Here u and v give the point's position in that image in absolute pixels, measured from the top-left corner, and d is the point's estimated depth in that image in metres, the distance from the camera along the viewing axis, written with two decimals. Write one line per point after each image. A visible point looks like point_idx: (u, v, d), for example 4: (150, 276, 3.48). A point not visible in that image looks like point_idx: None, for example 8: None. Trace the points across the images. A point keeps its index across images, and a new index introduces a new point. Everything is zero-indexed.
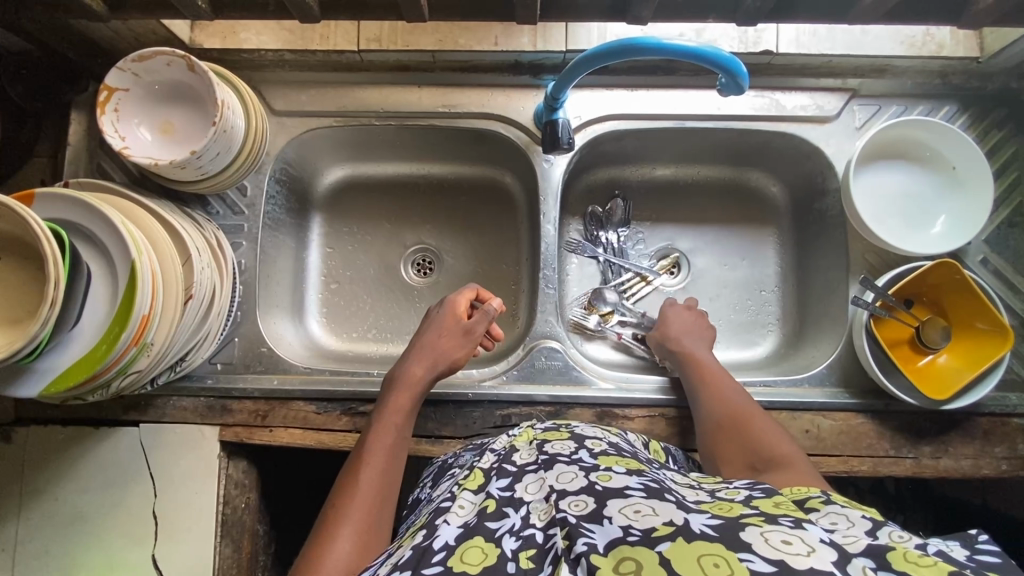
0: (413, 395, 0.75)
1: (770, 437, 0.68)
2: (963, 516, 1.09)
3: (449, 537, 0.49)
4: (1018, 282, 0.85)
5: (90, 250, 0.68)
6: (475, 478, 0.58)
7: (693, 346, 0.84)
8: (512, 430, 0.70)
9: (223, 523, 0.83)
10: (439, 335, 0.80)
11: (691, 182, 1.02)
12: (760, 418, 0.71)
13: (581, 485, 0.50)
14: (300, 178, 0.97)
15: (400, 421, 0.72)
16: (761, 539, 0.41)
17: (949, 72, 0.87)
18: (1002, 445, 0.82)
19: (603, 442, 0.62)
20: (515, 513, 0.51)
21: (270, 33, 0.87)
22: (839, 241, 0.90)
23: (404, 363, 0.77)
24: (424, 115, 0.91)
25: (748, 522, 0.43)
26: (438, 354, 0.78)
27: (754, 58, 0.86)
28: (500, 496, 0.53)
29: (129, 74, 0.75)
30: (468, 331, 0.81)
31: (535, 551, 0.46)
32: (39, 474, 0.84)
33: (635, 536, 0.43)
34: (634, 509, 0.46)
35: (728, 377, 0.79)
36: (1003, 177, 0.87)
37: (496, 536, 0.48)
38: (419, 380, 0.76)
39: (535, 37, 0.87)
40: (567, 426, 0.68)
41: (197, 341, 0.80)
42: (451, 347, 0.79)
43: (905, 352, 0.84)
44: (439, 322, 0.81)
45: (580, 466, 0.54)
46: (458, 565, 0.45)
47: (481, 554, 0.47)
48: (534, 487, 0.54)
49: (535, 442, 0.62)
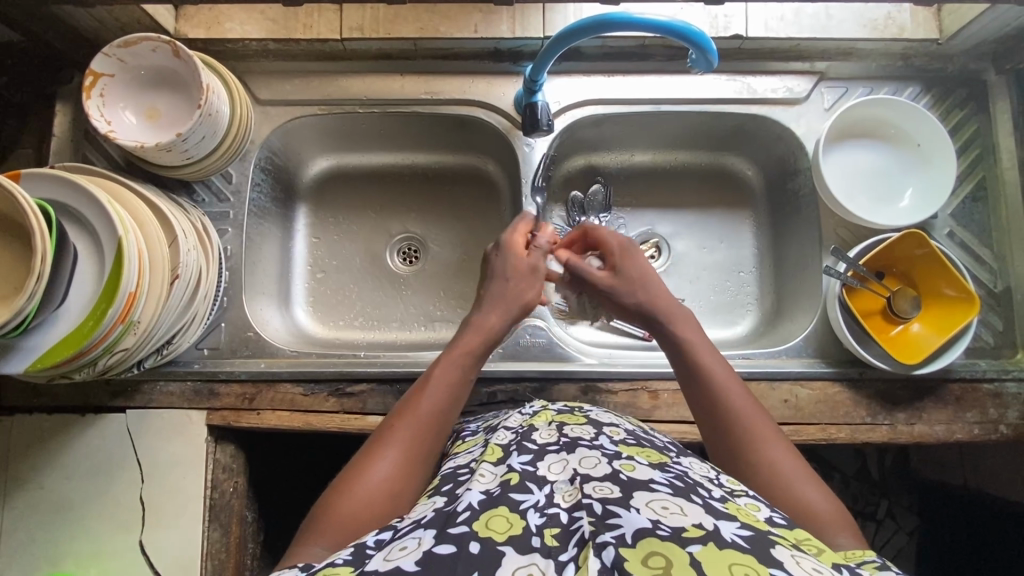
0: (486, 344, 0.69)
1: (777, 451, 0.59)
2: (944, 495, 1.11)
3: (473, 500, 0.48)
4: (983, 254, 0.89)
5: (78, 230, 0.69)
6: (494, 451, 0.56)
7: (669, 315, 0.71)
8: (526, 409, 0.67)
9: (211, 507, 0.83)
10: (509, 279, 0.73)
11: (670, 168, 1.05)
12: (766, 421, 0.61)
13: (605, 472, 0.49)
14: (285, 168, 0.99)
15: (464, 365, 0.66)
16: (793, 561, 0.41)
17: (911, 54, 0.91)
18: (973, 410, 0.84)
19: (621, 431, 0.60)
20: (539, 490, 0.49)
21: (254, 23, 0.89)
22: (811, 218, 0.93)
23: (479, 311, 0.71)
24: (406, 102, 0.93)
25: (778, 542, 0.44)
26: (513, 301, 0.72)
27: (725, 43, 0.89)
28: (523, 470, 0.51)
29: (114, 60, 0.77)
30: (537, 268, 0.75)
31: (559, 531, 0.44)
32: (25, 462, 0.83)
33: (665, 531, 0.42)
34: (662, 505, 0.45)
35: (717, 356, 0.67)
36: (966, 153, 0.91)
37: (521, 509, 0.46)
38: (491, 329, 0.69)
39: (514, 25, 0.89)
40: (581, 409, 0.66)
41: (184, 324, 0.80)
42: (523, 288, 0.73)
43: (879, 323, 0.87)
44: (507, 263, 0.74)
45: (602, 452, 0.53)
46: (484, 532, 0.44)
47: (505, 522, 0.45)
48: (557, 467, 0.52)
49: (552, 424, 0.60)
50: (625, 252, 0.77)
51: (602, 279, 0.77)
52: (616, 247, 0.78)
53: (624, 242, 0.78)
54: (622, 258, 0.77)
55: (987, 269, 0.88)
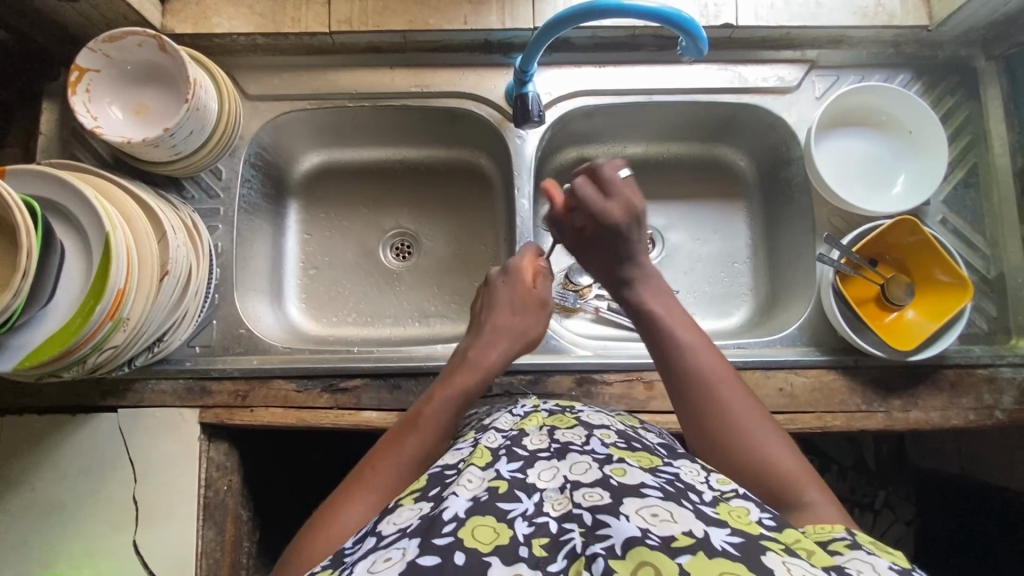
0: (482, 382, 0.67)
1: (746, 411, 0.59)
2: (941, 484, 1.11)
3: (458, 509, 0.45)
4: (975, 240, 0.89)
5: (65, 227, 0.68)
6: (482, 454, 0.53)
7: (635, 286, 0.69)
8: (516, 410, 0.64)
9: (205, 506, 0.83)
10: (515, 313, 0.74)
11: (663, 159, 1.05)
12: (729, 384, 0.60)
13: (595, 478, 0.48)
14: (276, 164, 0.98)
15: (459, 402, 0.65)
16: (784, 567, 0.40)
17: (901, 41, 0.92)
18: (969, 396, 0.84)
19: (613, 433, 0.57)
20: (528, 498, 0.47)
21: (241, 17, 0.88)
22: (804, 207, 0.93)
23: (479, 345, 0.70)
24: (397, 95, 0.93)
25: (768, 547, 0.42)
26: (514, 335, 0.72)
27: (716, 32, 0.89)
28: (512, 478, 0.49)
29: (99, 55, 0.76)
30: (543, 303, 0.76)
31: (548, 540, 0.43)
32: (16, 464, 0.82)
33: (654, 541, 0.41)
34: (652, 512, 0.43)
35: (687, 322, 0.66)
36: (958, 140, 0.91)
37: (508, 518, 0.45)
38: (488, 366, 0.68)
39: (504, 15, 0.89)
40: (573, 410, 0.63)
41: (175, 321, 0.80)
42: (524, 324, 0.74)
43: (873, 310, 0.87)
44: (514, 295, 0.75)
45: (592, 457, 0.51)
46: (469, 541, 0.43)
47: (492, 532, 0.44)
48: (548, 475, 0.50)
49: (544, 428, 0.58)
50: (596, 241, 0.70)
51: (569, 229, 0.72)
52: (600, 229, 0.69)
53: (605, 231, 0.68)
54: (598, 241, 0.70)
55: (980, 256, 0.88)
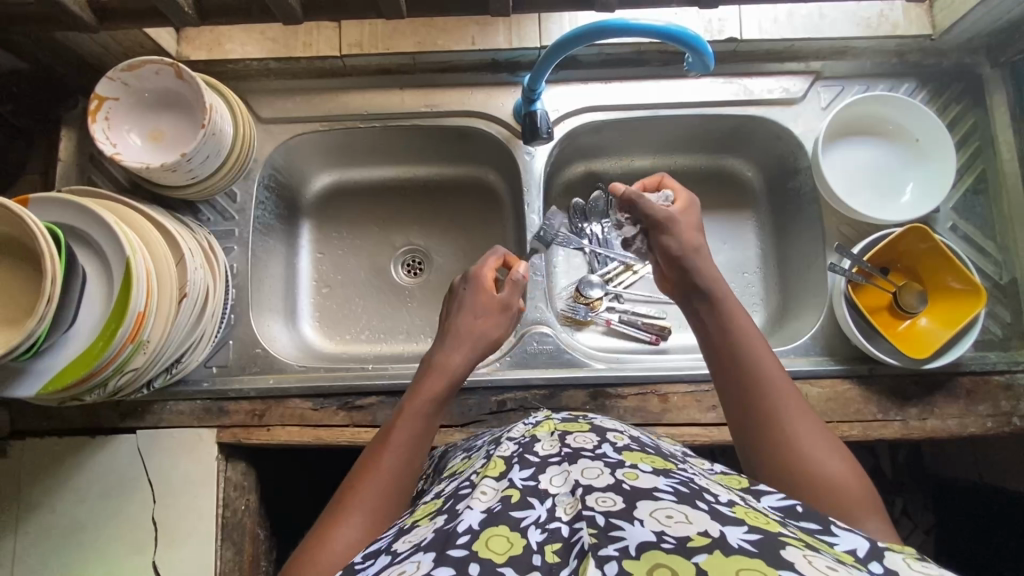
0: (449, 387, 0.68)
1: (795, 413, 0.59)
2: (959, 494, 1.09)
3: (473, 521, 0.46)
4: (986, 246, 0.89)
5: (87, 252, 0.70)
6: (497, 465, 0.53)
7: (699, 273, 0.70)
8: (528, 419, 0.64)
9: (223, 526, 0.83)
10: (477, 317, 0.73)
11: (670, 171, 1.05)
12: (779, 384, 0.60)
13: (607, 482, 0.47)
14: (289, 184, 1.00)
15: (428, 410, 0.65)
16: (804, 560, 0.39)
17: (905, 51, 0.92)
18: (986, 403, 0.84)
19: (625, 437, 0.57)
20: (540, 505, 0.47)
21: (255, 43, 0.91)
22: (812, 215, 0.93)
23: (442, 350, 0.71)
24: (407, 115, 0.94)
25: (788, 541, 0.42)
26: (478, 339, 0.72)
27: (719, 46, 0.90)
28: (524, 485, 0.49)
29: (118, 83, 0.78)
30: (505, 306, 0.76)
31: (561, 545, 0.44)
32: (36, 487, 0.83)
33: (669, 543, 0.41)
34: (666, 514, 0.43)
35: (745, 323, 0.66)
36: (965, 147, 0.91)
37: (522, 526, 0.45)
38: (454, 371, 0.69)
39: (510, 36, 0.91)
40: (586, 416, 0.63)
41: (193, 341, 0.81)
42: (489, 327, 0.73)
43: (886, 318, 0.87)
44: (473, 300, 0.74)
45: (604, 462, 0.50)
46: (485, 552, 0.43)
47: (505, 542, 0.44)
48: (559, 480, 0.49)
49: (555, 433, 0.57)
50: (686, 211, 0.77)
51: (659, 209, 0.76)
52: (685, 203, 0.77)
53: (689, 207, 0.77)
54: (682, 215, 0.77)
55: (992, 262, 0.88)
